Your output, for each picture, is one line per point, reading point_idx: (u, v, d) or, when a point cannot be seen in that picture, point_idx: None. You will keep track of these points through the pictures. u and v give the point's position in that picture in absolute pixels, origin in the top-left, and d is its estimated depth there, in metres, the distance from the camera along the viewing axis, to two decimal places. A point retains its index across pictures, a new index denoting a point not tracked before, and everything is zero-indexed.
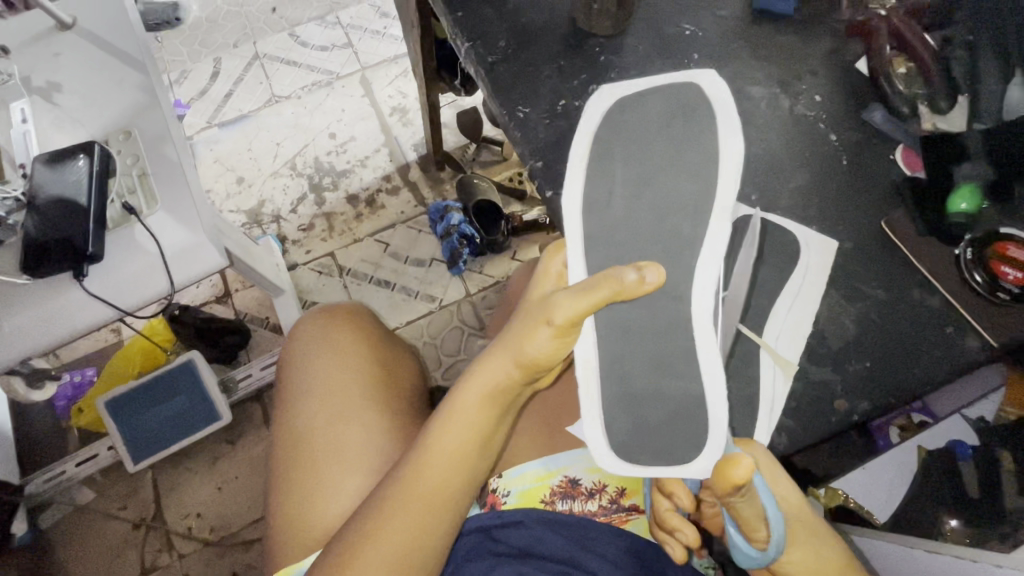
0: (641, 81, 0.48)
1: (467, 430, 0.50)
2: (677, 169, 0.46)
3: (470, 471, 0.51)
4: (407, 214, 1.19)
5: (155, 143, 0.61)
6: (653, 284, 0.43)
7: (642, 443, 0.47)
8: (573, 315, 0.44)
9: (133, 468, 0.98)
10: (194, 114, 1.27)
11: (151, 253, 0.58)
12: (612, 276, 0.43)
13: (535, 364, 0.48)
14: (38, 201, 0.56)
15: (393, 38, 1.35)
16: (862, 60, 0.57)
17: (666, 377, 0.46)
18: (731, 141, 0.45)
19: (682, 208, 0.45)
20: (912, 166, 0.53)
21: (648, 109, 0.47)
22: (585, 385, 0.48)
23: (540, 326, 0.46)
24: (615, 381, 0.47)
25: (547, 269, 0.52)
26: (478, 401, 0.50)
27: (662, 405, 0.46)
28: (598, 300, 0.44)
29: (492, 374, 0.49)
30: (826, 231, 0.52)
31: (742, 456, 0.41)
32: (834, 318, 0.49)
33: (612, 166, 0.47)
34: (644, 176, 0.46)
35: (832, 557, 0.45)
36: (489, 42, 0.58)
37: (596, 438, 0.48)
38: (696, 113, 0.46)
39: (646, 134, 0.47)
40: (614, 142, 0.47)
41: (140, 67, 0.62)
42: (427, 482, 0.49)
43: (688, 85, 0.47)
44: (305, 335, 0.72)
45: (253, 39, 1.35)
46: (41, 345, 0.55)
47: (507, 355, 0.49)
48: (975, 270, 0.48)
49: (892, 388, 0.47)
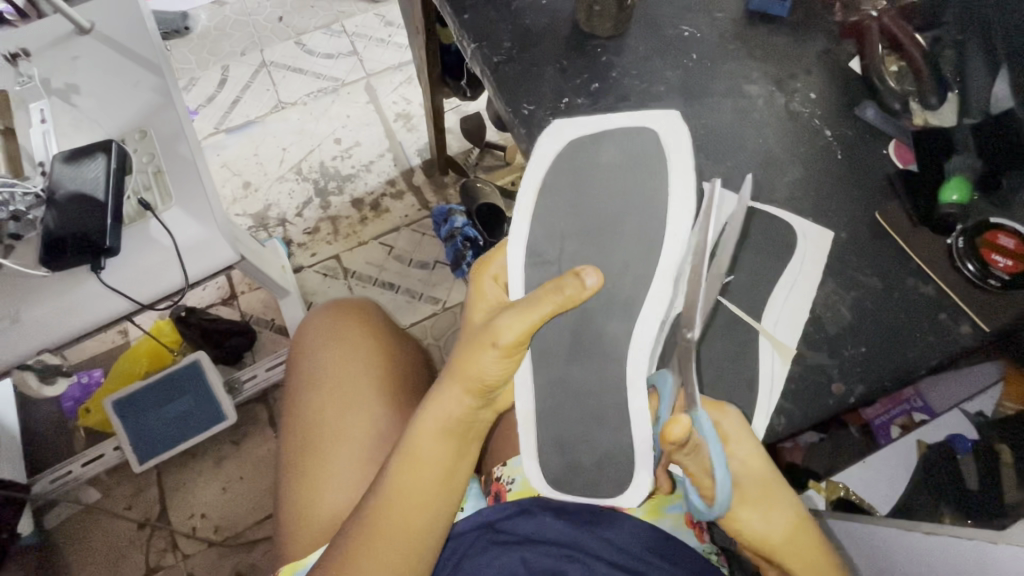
0: (598, 122, 0.48)
1: (431, 458, 0.50)
2: (624, 219, 0.45)
3: (447, 485, 0.51)
4: (411, 218, 1.21)
5: (168, 141, 0.62)
6: (593, 289, 0.43)
7: (572, 480, 0.51)
8: (518, 334, 0.45)
9: (138, 468, 0.98)
10: (202, 121, 1.30)
11: (165, 247, 0.59)
12: (553, 290, 0.44)
13: (486, 386, 0.48)
14: (57, 197, 0.58)
15: (397, 46, 1.37)
16: (855, 59, 0.60)
17: (600, 425, 0.48)
18: (681, 193, 0.44)
19: (623, 263, 0.45)
20: (904, 159, 0.55)
21: (604, 150, 0.47)
22: (525, 424, 0.51)
23: (485, 349, 0.47)
24: (550, 428, 0.50)
25: (480, 291, 0.53)
26: (433, 432, 0.50)
27: (596, 449, 0.49)
28: (539, 317, 0.44)
29: (443, 403, 0.50)
30: (821, 222, 0.53)
31: (681, 415, 0.41)
32: (831, 305, 0.51)
33: (560, 206, 0.48)
34: (589, 223, 0.46)
35: (785, 519, 0.46)
36: (494, 43, 0.60)
37: (533, 474, 0.52)
38: (649, 160, 0.46)
39: (597, 178, 0.47)
40: (565, 186, 0.48)
41: (155, 70, 0.64)
42: (397, 502, 0.49)
43: (643, 130, 0.46)
44: (315, 329, 0.74)
45: (260, 48, 1.37)
46: (58, 337, 0.56)
47: (455, 381, 0.49)
48: (967, 260, 0.50)
49: (888, 373, 0.48)
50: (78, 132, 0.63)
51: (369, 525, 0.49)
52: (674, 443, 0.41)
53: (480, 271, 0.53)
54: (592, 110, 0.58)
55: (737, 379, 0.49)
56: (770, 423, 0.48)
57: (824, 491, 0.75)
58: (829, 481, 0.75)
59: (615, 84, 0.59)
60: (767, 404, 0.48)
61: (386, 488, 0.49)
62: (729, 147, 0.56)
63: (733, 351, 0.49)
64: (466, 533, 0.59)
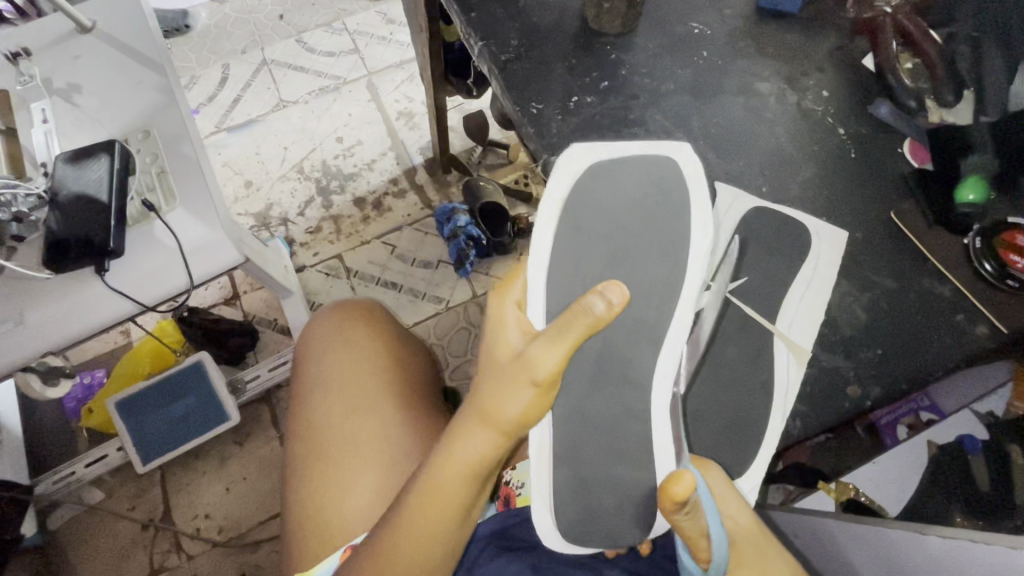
0: (616, 149, 0.49)
1: (443, 511, 0.44)
2: (646, 246, 0.48)
3: (456, 535, 0.46)
4: (414, 217, 1.20)
5: (172, 142, 0.61)
6: (620, 306, 0.43)
7: (591, 528, 0.51)
8: (557, 365, 0.43)
9: (143, 469, 0.97)
10: (203, 119, 1.29)
11: (169, 248, 0.58)
12: (582, 309, 0.43)
13: (518, 428, 0.44)
14: (60, 198, 0.57)
15: (399, 44, 1.37)
16: (868, 56, 0.59)
17: (617, 462, 0.49)
18: (702, 228, 0.47)
19: (645, 288, 0.48)
20: (919, 158, 0.55)
21: (624, 177, 0.49)
22: (540, 461, 0.51)
23: (523, 385, 0.43)
24: (569, 464, 0.50)
25: (501, 320, 0.47)
26: (449, 486, 0.44)
27: (615, 484, 0.50)
28: (574, 341, 0.43)
29: (470, 447, 0.44)
30: (835, 222, 0.53)
31: (684, 472, 0.39)
32: (845, 306, 0.51)
33: (581, 233, 0.48)
34: (610, 250, 0.48)
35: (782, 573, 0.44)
36: (501, 41, 0.59)
37: (544, 518, 0.52)
38: (670, 192, 0.48)
39: (618, 205, 0.48)
40: (584, 211, 0.49)
41: (158, 69, 0.63)
42: (405, 547, 0.45)
43: (664, 162, 0.48)
44: (319, 332, 0.73)
45: (261, 45, 1.36)
46: (61, 339, 0.55)
47: (481, 425, 0.44)
48: (984, 260, 0.50)
49: (903, 374, 0.49)
50: (80, 133, 0.62)
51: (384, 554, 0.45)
52: (676, 502, 0.39)
53: (497, 299, 0.48)
54: (602, 108, 0.57)
55: (751, 383, 0.49)
56: (784, 426, 0.48)
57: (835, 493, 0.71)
58: (841, 484, 0.71)
59: (624, 82, 0.58)
60: (781, 407, 0.48)
61: (395, 523, 0.45)
62: (740, 147, 0.56)
63: (747, 355, 0.50)
64: (476, 538, 0.60)
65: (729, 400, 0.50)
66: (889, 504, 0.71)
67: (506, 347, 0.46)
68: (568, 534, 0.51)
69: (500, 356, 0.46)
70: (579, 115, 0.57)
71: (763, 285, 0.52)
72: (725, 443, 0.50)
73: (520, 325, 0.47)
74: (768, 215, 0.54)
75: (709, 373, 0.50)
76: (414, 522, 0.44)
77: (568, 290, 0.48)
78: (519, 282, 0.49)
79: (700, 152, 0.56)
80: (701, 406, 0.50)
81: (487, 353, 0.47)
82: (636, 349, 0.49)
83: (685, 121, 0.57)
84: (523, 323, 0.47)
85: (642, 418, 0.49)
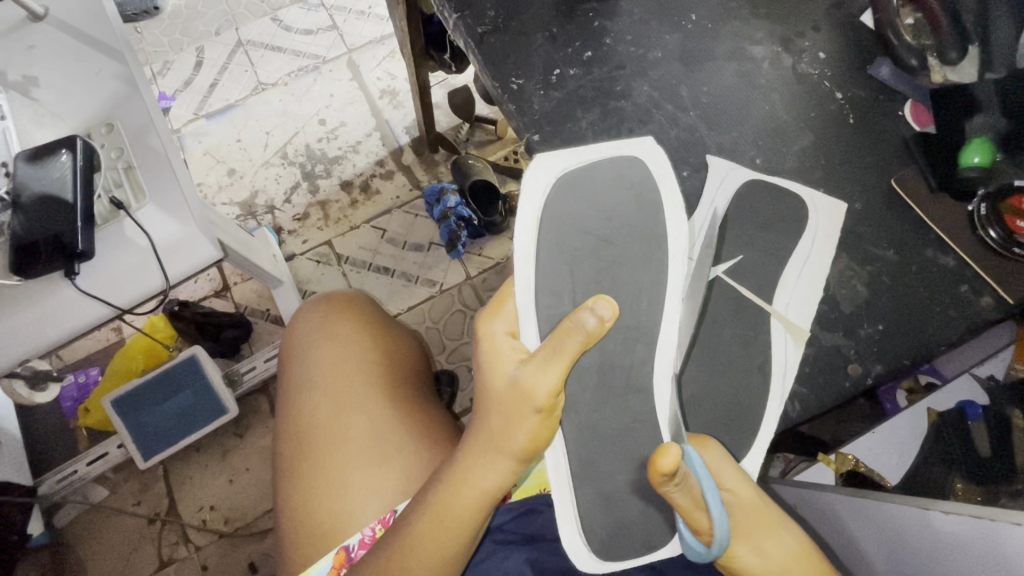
0: (583, 153, 0.46)
1: (457, 528, 0.44)
2: (630, 251, 0.45)
3: (467, 544, 0.46)
4: (403, 199, 1.17)
5: (137, 134, 0.57)
6: (612, 319, 0.41)
7: (623, 544, 0.48)
8: (555, 390, 0.41)
9: (143, 465, 0.96)
10: (180, 106, 1.25)
11: (142, 247, 0.56)
12: (571, 327, 0.41)
13: (530, 454, 0.43)
14: (24, 199, 0.54)
15: (379, 18, 1.31)
16: (867, 13, 0.56)
17: (637, 458, 0.47)
18: (678, 222, 0.45)
19: (635, 295, 0.46)
20: (921, 121, 0.53)
21: (600, 183, 0.46)
22: (559, 489, 0.47)
23: (526, 414, 0.42)
24: (583, 473, 0.47)
25: (495, 351, 0.46)
26: (465, 508, 0.44)
27: (628, 484, 0.47)
28: (570, 361, 0.41)
29: (487, 478, 0.44)
30: (835, 195, 0.52)
31: (669, 444, 0.38)
32: (845, 282, 0.50)
33: (563, 247, 0.45)
34: (595, 262, 0.45)
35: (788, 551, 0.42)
36: (477, 13, 0.56)
37: (570, 544, 0.48)
38: (648, 194, 0.46)
39: (595, 214, 0.45)
40: (562, 226, 0.45)
41: (119, 58, 0.57)
42: (412, 566, 0.45)
43: (634, 161, 0.46)
44: (307, 323, 0.71)
45: (235, 26, 1.31)
46: (37, 347, 0.53)
47: (491, 452, 0.43)
48: (989, 226, 0.48)
49: (907, 351, 0.48)
50: (41, 130, 0.57)
51: (392, 567, 0.46)
52: (663, 474, 0.38)
53: (487, 328, 0.47)
54: (586, 81, 0.54)
55: (748, 367, 0.48)
56: (784, 409, 0.47)
57: (834, 463, 0.70)
58: (840, 453, 0.71)
59: (608, 51, 0.55)
60: (780, 390, 0.47)
61: (400, 537, 0.46)
62: (733, 116, 0.54)
63: (743, 338, 0.48)
64: None
65: (725, 385, 0.48)
66: (891, 472, 0.70)
67: (502, 375, 0.44)
68: (601, 551, 0.48)
69: (497, 386, 0.44)
70: (563, 89, 0.54)
71: (760, 262, 0.50)
72: (725, 431, 0.48)
73: (517, 347, 0.46)
74: (764, 188, 0.51)
75: (705, 359, 0.48)
76: (424, 541, 0.45)
77: (557, 302, 0.45)
78: (511, 305, 0.47)
79: (692, 123, 0.53)
80: (699, 394, 0.48)
81: (483, 384, 0.45)
82: (633, 354, 0.46)
83: (674, 91, 0.54)
84: (520, 352, 0.45)
85: (643, 405, 0.47)
